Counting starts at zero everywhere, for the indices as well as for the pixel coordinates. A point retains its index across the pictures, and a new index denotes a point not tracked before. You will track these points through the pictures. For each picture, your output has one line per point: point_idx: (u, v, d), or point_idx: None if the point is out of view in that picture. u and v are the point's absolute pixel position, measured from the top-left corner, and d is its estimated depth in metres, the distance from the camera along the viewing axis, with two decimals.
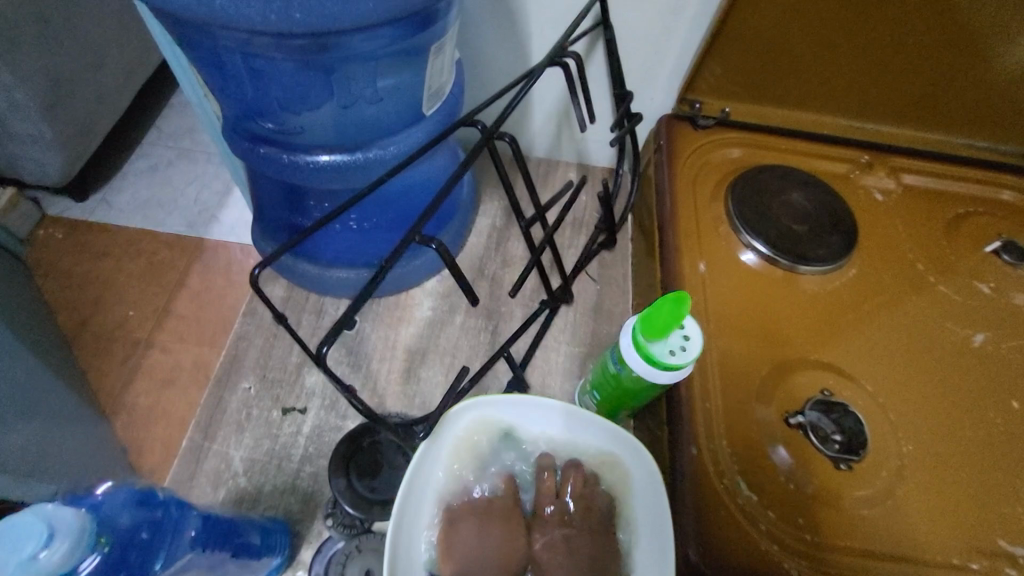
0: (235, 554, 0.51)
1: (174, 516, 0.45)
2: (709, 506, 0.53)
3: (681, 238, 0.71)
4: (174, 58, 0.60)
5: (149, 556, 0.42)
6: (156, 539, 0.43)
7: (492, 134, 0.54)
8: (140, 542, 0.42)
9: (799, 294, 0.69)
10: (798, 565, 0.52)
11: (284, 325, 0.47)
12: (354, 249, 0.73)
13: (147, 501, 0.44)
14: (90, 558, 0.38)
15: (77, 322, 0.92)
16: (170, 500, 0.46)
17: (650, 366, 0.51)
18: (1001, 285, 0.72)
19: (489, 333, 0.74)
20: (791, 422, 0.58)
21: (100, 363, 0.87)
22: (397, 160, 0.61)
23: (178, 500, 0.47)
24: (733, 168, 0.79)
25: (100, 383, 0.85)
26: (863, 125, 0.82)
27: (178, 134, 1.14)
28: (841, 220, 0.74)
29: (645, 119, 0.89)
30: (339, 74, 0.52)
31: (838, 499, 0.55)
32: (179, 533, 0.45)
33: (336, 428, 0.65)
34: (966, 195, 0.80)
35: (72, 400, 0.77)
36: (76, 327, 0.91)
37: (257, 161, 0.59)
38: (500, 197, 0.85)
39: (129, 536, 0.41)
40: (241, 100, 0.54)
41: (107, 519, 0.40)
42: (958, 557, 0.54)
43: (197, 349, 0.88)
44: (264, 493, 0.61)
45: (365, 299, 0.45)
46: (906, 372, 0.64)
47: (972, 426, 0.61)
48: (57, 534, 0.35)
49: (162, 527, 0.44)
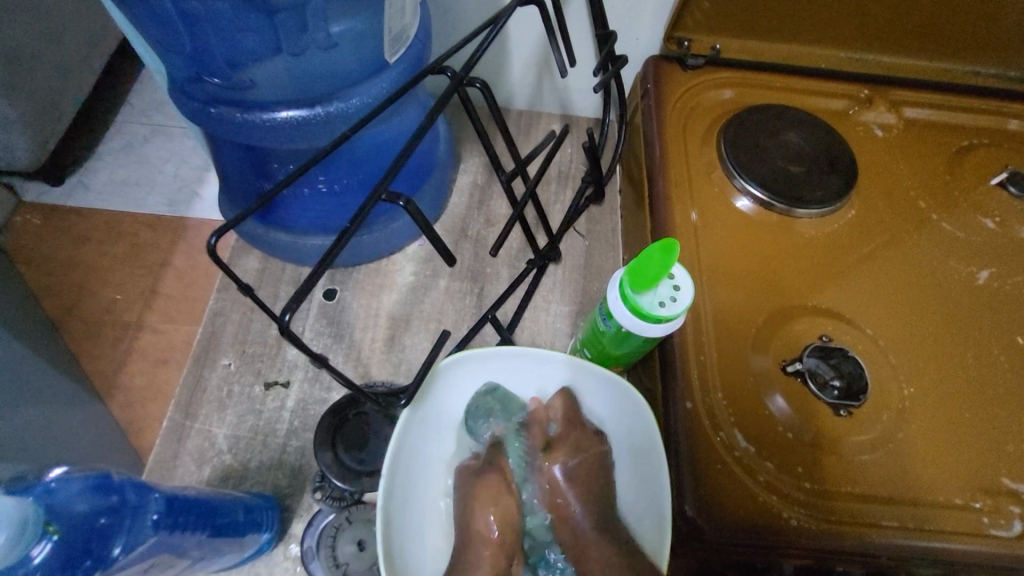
0: (216, 534, 0.50)
1: (133, 501, 0.44)
2: (705, 462, 0.52)
3: (670, 185, 0.67)
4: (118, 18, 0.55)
5: (106, 542, 0.41)
6: (113, 525, 0.42)
7: (462, 79, 0.50)
8: (96, 529, 0.41)
9: (795, 239, 0.66)
10: (798, 515, 0.50)
11: (249, 295, 0.44)
12: (328, 214, 0.70)
13: (103, 487, 0.43)
14: (39, 546, 0.38)
15: (63, 308, 0.89)
16: (127, 484, 0.44)
17: (639, 319, 0.48)
18: (1007, 219, 0.69)
19: (475, 296, 0.71)
20: (788, 370, 0.56)
21: (89, 348, 0.85)
22: (361, 114, 0.56)
23: (138, 483, 0.45)
24: (724, 110, 0.74)
25: (92, 368, 0.84)
26: (862, 56, 0.77)
27: (150, 107, 1.09)
28: (838, 159, 0.70)
29: (631, 62, 0.84)
30: (282, 16, 0.49)
31: (837, 446, 0.54)
32: (140, 518, 0.44)
33: (322, 400, 0.63)
34: (970, 127, 0.76)
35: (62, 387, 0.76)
36: (62, 313, 0.88)
37: (212, 124, 0.55)
38: (480, 153, 0.81)
39: (82, 523, 0.41)
40: (184, 55, 0.50)
41: (57, 508, 0.40)
42: (961, 498, 0.53)
43: (186, 328, 0.86)
44: (250, 470, 0.60)
45: (327, 267, 0.42)
46: (907, 313, 0.62)
47: (976, 364, 0.60)
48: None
49: (120, 512, 0.43)
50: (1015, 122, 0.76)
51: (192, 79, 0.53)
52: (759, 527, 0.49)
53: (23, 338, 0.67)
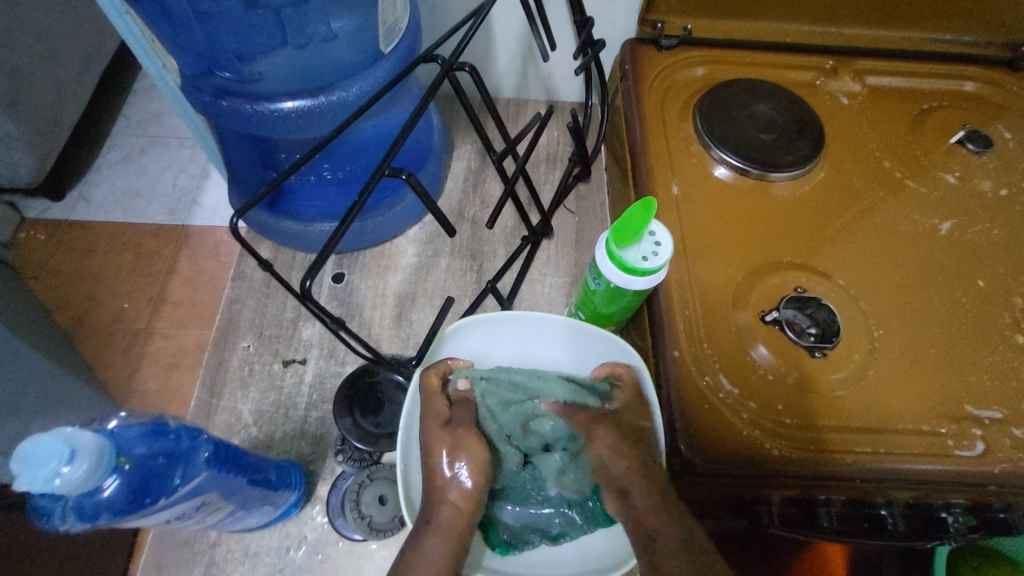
0: (255, 482, 0.54)
1: (186, 444, 0.48)
2: (692, 403, 0.56)
3: (651, 159, 0.72)
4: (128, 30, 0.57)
5: (166, 478, 0.46)
6: (171, 464, 0.46)
7: (452, 65, 0.54)
8: (157, 467, 0.45)
9: (769, 200, 0.71)
10: (780, 446, 0.55)
11: (268, 270, 0.49)
12: (333, 201, 0.75)
13: (160, 431, 0.46)
14: (112, 477, 0.42)
15: (78, 317, 0.93)
16: (182, 429, 0.49)
17: (626, 274, 0.53)
18: (966, 173, 0.74)
19: (474, 273, 0.76)
20: (766, 319, 0.61)
21: (105, 354, 0.90)
22: (361, 101, 0.61)
23: (189, 428, 0.49)
24: (698, 86, 0.79)
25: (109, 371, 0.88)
26: (825, 29, 0.82)
27: (147, 120, 1.13)
28: (807, 126, 0.74)
29: (609, 46, 0.88)
30: (287, 11, 0.53)
31: (814, 384, 0.58)
32: (194, 456, 0.48)
33: (337, 373, 0.68)
34: (929, 91, 0.81)
35: (86, 386, 0.80)
36: (77, 320, 0.93)
37: (223, 116, 0.59)
38: (472, 140, 0.86)
39: (147, 461, 0.44)
40: (196, 52, 0.55)
41: (123, 445, 0.44)
42: (929, 425, 0.58)
43: (200, 328, 0.90)
44: (276, 440, 0.64)
45: (328, 255, 0.48)
46: (877, 264, 0.67)
47: (940, 306, 0.64)
48: (77, 454, 0.39)
49: (176, 454, 0.47)
50: (971, 84, 0.81)
51: (203, 73, 0.57)
52: (745, 460, 0.54)
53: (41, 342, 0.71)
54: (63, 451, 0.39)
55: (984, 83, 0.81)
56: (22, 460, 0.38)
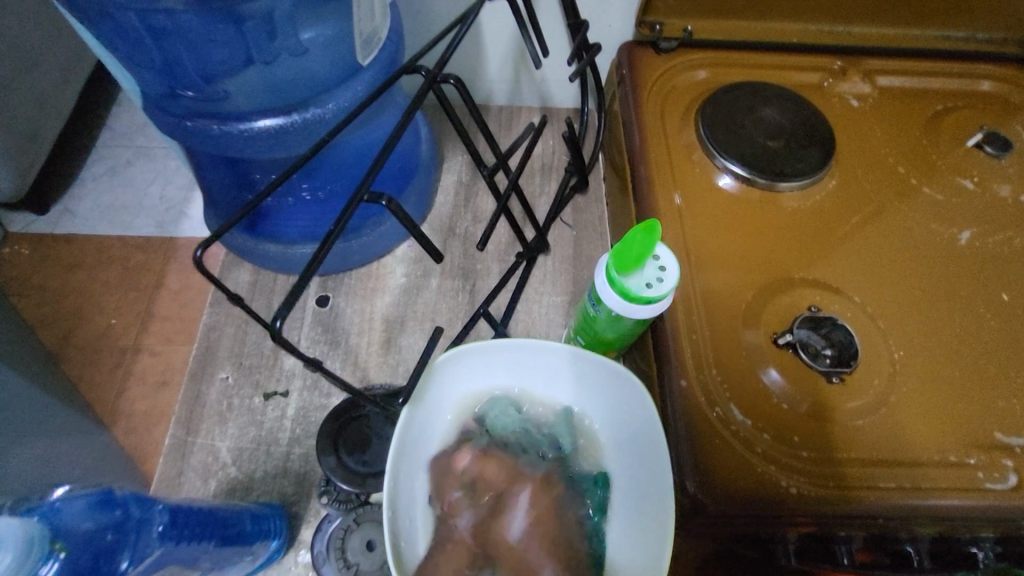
0: (223, 543, 0.51)
1: (137, 514, 0.45)
2: (701, 438, 0.52)
3: (652, 170, 0.68)
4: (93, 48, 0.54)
5: (113, 558, 0.42)
6: (120, 539, 0.43)
7: (435, 77, 0.50)
8: (104, 544, 0.42)
9: (777, 213, 0.67)
10: (797, 482, 0.51)
11: (239, 306, 0.43)
12: (315, 220, 0.71)
13: (107, 502, 0.44)
14: (48, 565, 0.39)
15: (61, 336, 0.89)
16: (131, 499, 0.46)
17: (627, 302, 0.49)
18: (985, 178, 0.70)
19: (467, 293, 0.72)
20: (779, 342, 0.57)
21: (89, 375, 0.86)
22: (338, 119, 0.57)
23: (140, 497, 0.46)
24: (700, 91, 0.75)
25: (93, 393, 0.84)
26: (832, 29, 0.77)
27: (132, 130, 1.08)
28: (816, 132, 0.70)
29: (606, 49, 0.84)
30: (251, 23, 0.50)
31: (832, 413, 0.54)
32: (146, 531, 0.45)
33: (322, 406, 0.64)
34: (942, 91, 0.77)
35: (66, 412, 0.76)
36: (60, 341, 0.88)
37: (189, 137, 0.55)
38: (463, 151, 0.82)
39: (90, 539, 0.42)
40: (156, 71, 0.51)
41: (62, 527, 0.41)
42: (956, 455, 0.54)
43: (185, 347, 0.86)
44: (256, 481, 0.60)
45: (312, 275, 0.42)
46: (893, 279, 0.63)
47: (963, 324, 0.60)
48: None
49: (125, 528, 0.44)
50: (986, 83, 0.78)
51: (167, 94, 0.53)
52: (760, 500, 0.50)
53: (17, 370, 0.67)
54: None
55: (999, 82, 0.77)
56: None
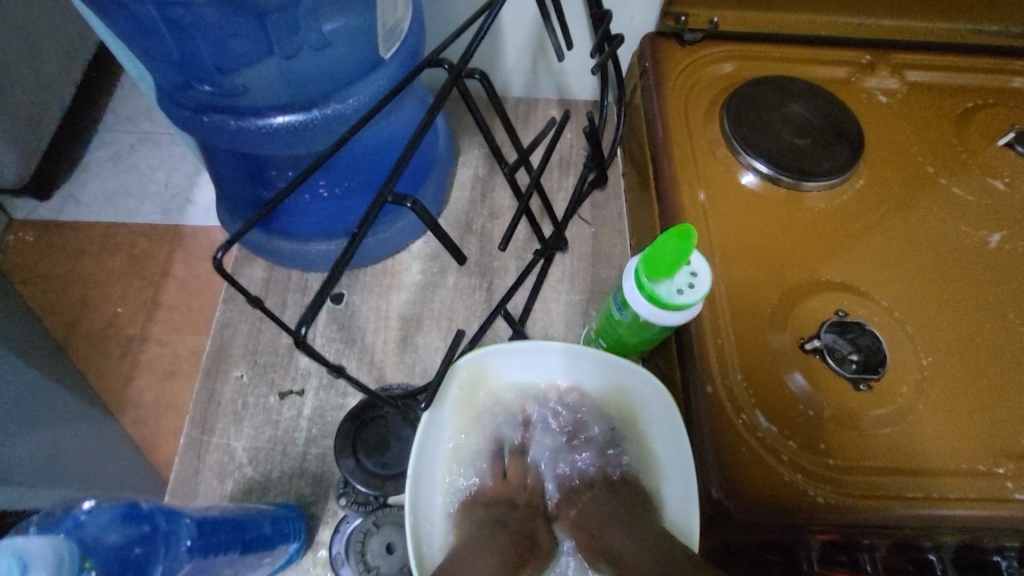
0: (247, 550, 0.51)
1: (164, 526, 0.45)
2: (726, 446, 0.51)
3: (677, 168, 0.66)
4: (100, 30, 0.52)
5: (145, 569, 0.43)
6: (149, 550, 0.44)
7: (460, 72, 0.48)
8: (133, 557, 0.42)
9: (804, 213, 0.65)
10: (822, 491, 0.50)
11: (258, 309, 0.43)
12: (330, 217, 0.69)
13: (133, 515, 0.44)
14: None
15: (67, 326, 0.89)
16: (157, 510, 0.46)
17: (656, 307, 0.48)
18: (1017, 180, 0.68)
19: (484, 291, 0.71)
20: (806, 348, 0.56)
21: (95, 365, 0.85)
22: (359, 115, 0.55)
23: (165, 509, 0.47)
24: (724, 85, 0.73)
25: (100, 382, 0.84)
26: (862, 21, 0.75)
27: (136, 113, 1.06)
28: (845, 130, 0.68)
29: (628, 39, 0.81)
30: (273, 18, 0.47)
31: (859, 421, 0.53)
32: (174, 542, 0.46)
33: (338, 406, 0.63)
34: (974, 87, 0.75)
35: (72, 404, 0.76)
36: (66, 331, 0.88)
37: (204, 132, 0.53)
38: (480, 144, 0.80)
39: (117, 553, 0.42)
40: (172, 62, 0.49)
41: (91, 542, 0.41)
42: (984, 464, 0.53)
43: (193, 338, 0.86)
44: (273, 481, 0.59)
45: (334, 283, 0.41)
46: (921, 284, 0.61)
47: (992, 328, 0.59)
48: (31, 565, 0.35)
49: (153, 540, 0.44)
50: (1021, 80, 0.75)
51: (182, 86, 0.51)
52: (785, 508, 0.49)
53: None
54: (13, 564, 0.34)
55: None
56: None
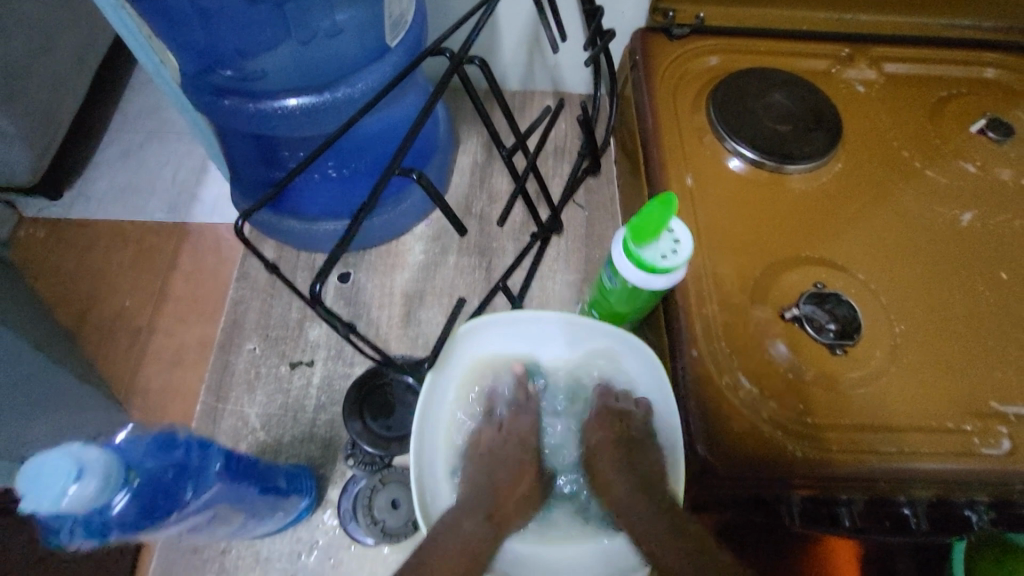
0: (263, 492, 0.53)
1: (197, 458, 0.47)
2: (711, 404, 0.55)
3: (665, 153, 0.70)
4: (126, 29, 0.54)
5: (178, 495, 0.45)
6: (182, 479, 0.45)
7: (461, 60, 0.52)
8: (169, 481, 0.44)
9: (787, 194, 0.69)
10: (800, 446, 0.54)
11: (274, 273, 0.46)
12: (337, 198, 0.73)
13: (170, 444, 0.45)
14: (121, 494, 0.40)
15: (76, 317, 0.92)
16: (192, 442, 0.48)
17: (645, 274, 0.51)
18: (987, 163, 0.72)
19: (483, 270, 0.74)
20: (786, 317, 0.60)
21: (104, 354, 0.89)
22: (367, 98, 0.59)
23: (200, 441, 0.48)
24: (711, 76, 0.77)
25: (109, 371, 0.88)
26: (841, 16, 0.80)
27: (145, 113, 1.11)
28: (824, 117, 0.73)
29: (619, 34, 0.86)
30: (291, 7, 0.52)
31: (837, 382, 0.57)
32: (204, 473, 0.48)
33: (346, 375, 0.66)
34: (947, 78, 0.79)
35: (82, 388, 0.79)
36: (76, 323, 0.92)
37: (224, 114, 0.59)
38: (479, 133, 0.84)
39: (156, 475, 0.43)
40: (196, 50, 0.54)
41: (134, 460, 0.42)
42: (953, 422, 0.56)
43: (200, 327, 0.89)
44: (284, 444, 0.63)
45: (337, 259, 0.46)
46: (895, 259, 0.65)
47: (962, 300, 0.63)
48: (86, 471, 0.38)
49: (186, 469, 0.46)
50: (991, 70, 0.79)
51: (203, 72, 0.56)
52: (765, 462, 0.53)
53: None
54: (72, 468, 0.37)
55: (1006, 70, 0.79)
56: (31, 478, 0.37)
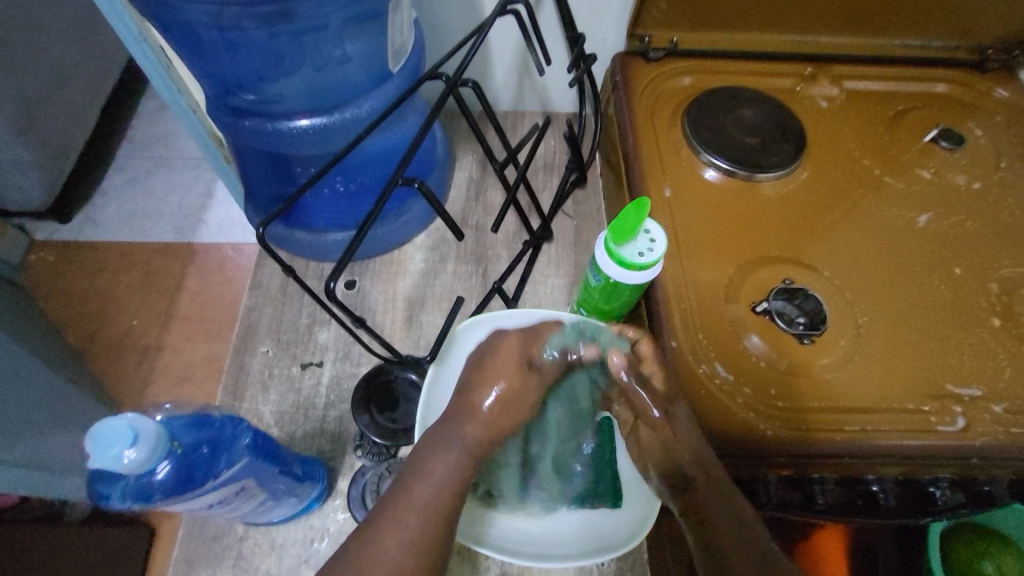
0: (285, 472, 0.58)
1: (228, 434, 0.53)
2: (690, 389, 0.60)
3: (644, 164, 0.76)
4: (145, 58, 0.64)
5: (213, 465, 0.50)
6: (216, 452, 0.51)
7: (456, 83, 0.59)
8: (205, 454, 0.50)
9: (759, 199, 0.75)
10: (775, 427, 0.58)
11: (292, 275, 0.56)
12: (343, 211, 0.80)
13: (205, 422, 0.52)
14: (164, 461, 0.47)
15: (87, 336, 0.97)
16: (224, 420, 0.53)
17: (624, 269, 0.57)
18: (940, 169, 0.79)
19: (480, 276, 0.80)
20: (757, 310, 0.65)
21: (114, 372, 0.93)
22: (372, 118, 0.68)
23: (232, 419, 0.54)
24: (686, 95, 0.84)
25: (119, 387, 0.92)
26: (802, 38, 0.86)
27: (152, 142, 1.17)
28: (789, 130, 0.79)
29: (600, 58, 0.93)
30: (308, 36, 0.57)
31: (807, 369, 0.62)
32: (236, 447, 0.53)
33: (353, 374, 0.71)
34: (902, 92, 0.86)
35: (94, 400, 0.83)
36: (86, 341, 0.96)
37: (245, 133, 0.67)
38: (473, 152, 0.90)
39: (194, 448, 0.49)
40: (220, 78, 0.60)
41: (173, 433, 0.49)
42: (913, 403, 0.61)
43: (206, 345, 0.94)
44: (297, 438, 0.68)
45: (349, 259, 0.54)
46: (859, 257, 0.71)
47: (920, 294, 0.68)
48: (139, 437, 0.44)
49: (219, 444, 0.52)
50: (942, 85, 0.87)
51: (225, 95, 0.63)
52: (742, 443, 0.58)
53: (51, 363, 0.74)
54: (129, 434, 0.44)
55: (954, 85, 0.87)
56: (94, 440, 0.43)
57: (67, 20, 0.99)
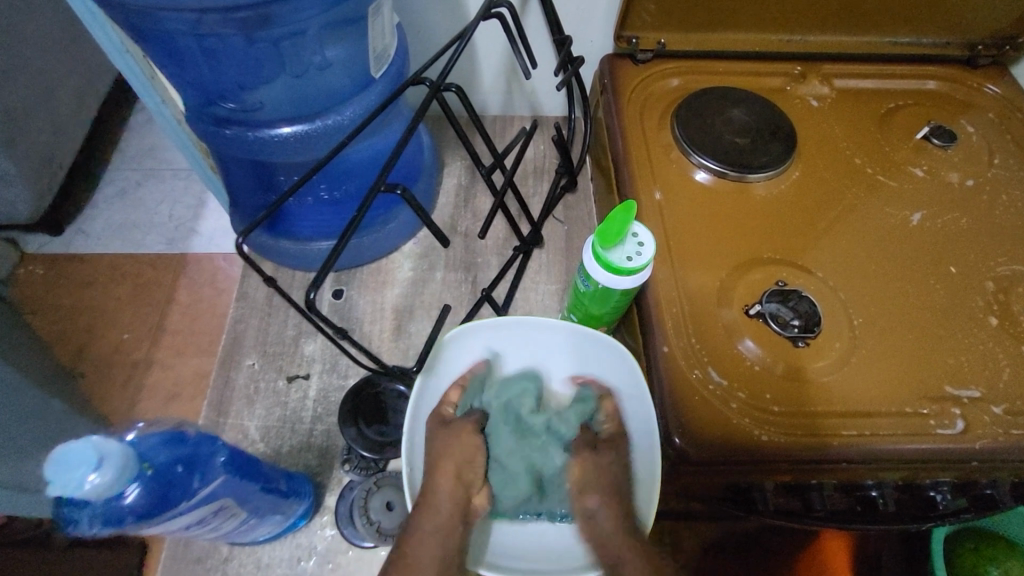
0: (264, 488, 0.56)
1: (204, 452, 0.51)
2: (683, 396, 0.59)
3: (634, 167, 0.75)
4: (127, 67, 0.63)
5: (186, 485, 0.49)
6: (190, 472, 0.49)
7: (439, 87, 0.57)
8: (178, 474, 0.48)
9: (750, 200, 0.74)
10: (772, 434, 0.57)
11: (275, 286, 0.55)
12: (330, 220, 0.78)
13: (180, 440, 0.49)
14: (133, 485, 0.45)
15: (74, 353, 0.95)
16: (200, 437, 0.51)
17: (612, 273, 0.56)
18: (934, 167, 0.78)
19: (469, 283, 0.79)
20: (750, 313, 0.64)
21: (101, 388, 0.91)
22: (355, 124, 0.67)
23: (208, 436, 0.52)
24: (675, 96, 0.83)
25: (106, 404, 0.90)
26: (790, 37, 0.85)
27: (140, 153, 1.16)
28: (780, 128, 0.78)
29: (588, 61, 0.92)
30: (286, 43, 0.57)
31: (803, 372, 0.61)
32: (210, 465, 0.51)
33: (340, 387, 0.70)
34: (893, 90, 0.85)
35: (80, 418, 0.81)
36: (74, 357, 0.94)
37: (225, 142, 0.65)
38: (462, 157, 0.89)
39: (166, 468, 0.47)
40: (199, 85, 0.59)
41: (144, 453, 0.47)
42: (912, 406, 0.60)
43: (196, 358, 0.92)
44: (283, 454, 0.66)
45: (329, 271, 0.52)
46: (854, 256, 0.70)
47: (917, 294, 0.67)
48: (104, 461, 0.42)
49: (195, 463, 0.50)
50: (933, 82, 0.86)
51: (206, 104, 0.62)
52: (739, 450, 0.56)
53: None
54: (92, 458, 0.42)
55: (945, 81, 0.86)
56: (57, 463, 0.41)
57: (50, 31, 0.98)
